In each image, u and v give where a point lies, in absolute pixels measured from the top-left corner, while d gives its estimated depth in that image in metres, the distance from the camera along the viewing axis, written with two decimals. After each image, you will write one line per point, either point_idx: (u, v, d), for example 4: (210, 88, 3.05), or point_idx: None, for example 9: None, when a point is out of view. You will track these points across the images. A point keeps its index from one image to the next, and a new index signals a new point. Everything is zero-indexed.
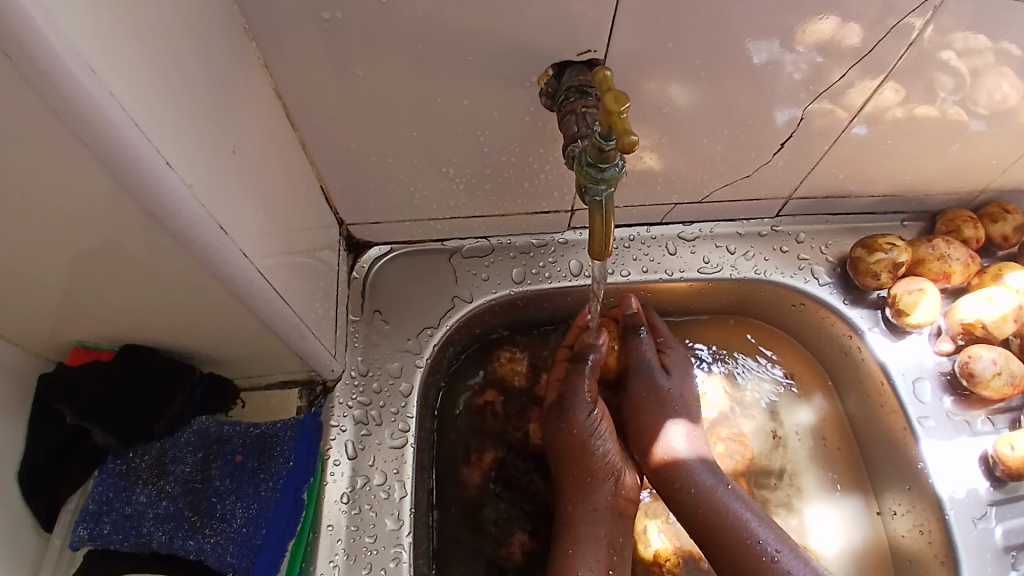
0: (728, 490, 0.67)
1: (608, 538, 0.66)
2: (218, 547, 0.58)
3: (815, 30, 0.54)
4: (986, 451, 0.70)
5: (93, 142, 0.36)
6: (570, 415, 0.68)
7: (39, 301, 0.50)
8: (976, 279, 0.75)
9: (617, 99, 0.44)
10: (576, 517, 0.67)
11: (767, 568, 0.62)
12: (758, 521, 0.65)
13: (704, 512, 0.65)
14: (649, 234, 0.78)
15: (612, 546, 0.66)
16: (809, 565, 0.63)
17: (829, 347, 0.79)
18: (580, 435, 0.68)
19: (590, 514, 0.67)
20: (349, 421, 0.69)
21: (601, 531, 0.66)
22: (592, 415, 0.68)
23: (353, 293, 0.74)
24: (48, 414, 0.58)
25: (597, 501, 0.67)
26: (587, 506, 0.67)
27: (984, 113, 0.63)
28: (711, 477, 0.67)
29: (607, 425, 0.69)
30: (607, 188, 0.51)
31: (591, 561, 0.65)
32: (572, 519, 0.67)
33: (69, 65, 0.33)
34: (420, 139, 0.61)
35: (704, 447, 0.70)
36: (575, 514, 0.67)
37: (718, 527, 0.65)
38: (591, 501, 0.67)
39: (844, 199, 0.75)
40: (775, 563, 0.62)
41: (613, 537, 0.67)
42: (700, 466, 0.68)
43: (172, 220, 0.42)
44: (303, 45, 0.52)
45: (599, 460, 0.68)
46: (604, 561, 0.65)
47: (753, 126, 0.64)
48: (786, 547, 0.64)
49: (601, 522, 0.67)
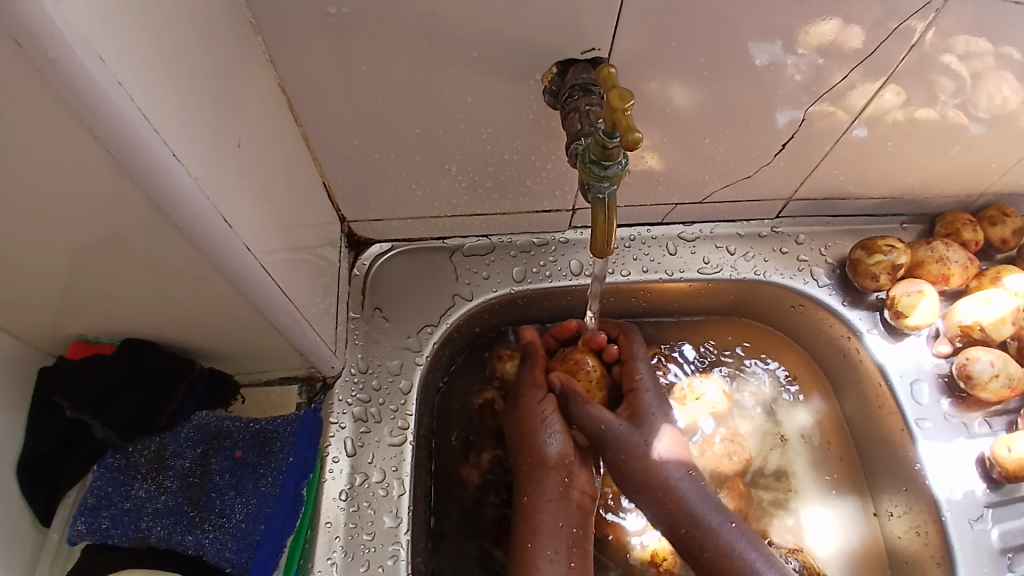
0: (731, 526, 0.63)
1: (567, 529, 0.65)
2: (216, 542, 0.58)
3: (817, 33, 0.54)
4: (983, 453, 0.70)
5: (101, 132, 0.36)
6: (527, 402, 0.69)
7: (41, 293, 0.50)
8: (974, 282, 0.75)
9: (621, 96, 0.45)
10: (532, 508, 0.66)
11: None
12: (764, 562, 0.62)
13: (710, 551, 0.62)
14: (649, 234, 0.78)
15: (571, 539, 0.65)
16: None
17: (827, 348, 0.79)
18: (534, 421, 0.68)
19: (545, 504, 0.66)
20: (349, 418, 0.68)
21: (559, 522, 0.65)
22: (545, 403, 0.69)
23: (353, 290, 0.74)
24: (48, 406, 0.58)
25: (553, 491, 0.66)
26: (541, 497, 0.66)
27: (984, 116, 0.63)
28: (713, 514, 0.64)
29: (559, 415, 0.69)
30: (610, 186, 0.52)
31: (549, 553, 0.64)
32: (529, 510, 0.66)
33: (80, 55, 0.33)
34: (423, 136, 0.61)
35: (695, 468, 0.66)
36: (531, 504, 0.66)
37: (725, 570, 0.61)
38: (545, 490, 0.66)
39: (845, 201, 0.76)
40: None
41: (572, 528, 0.65)
42: (703, 502, 0.64)
43: (176, 211, 0.42)
44: (307, 41, 0.52)
45: (550, 450, 0.67)
46: (564, 554, 0.64)
47: (755, 127, 0.64)
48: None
49: (560, 512, 0.66)
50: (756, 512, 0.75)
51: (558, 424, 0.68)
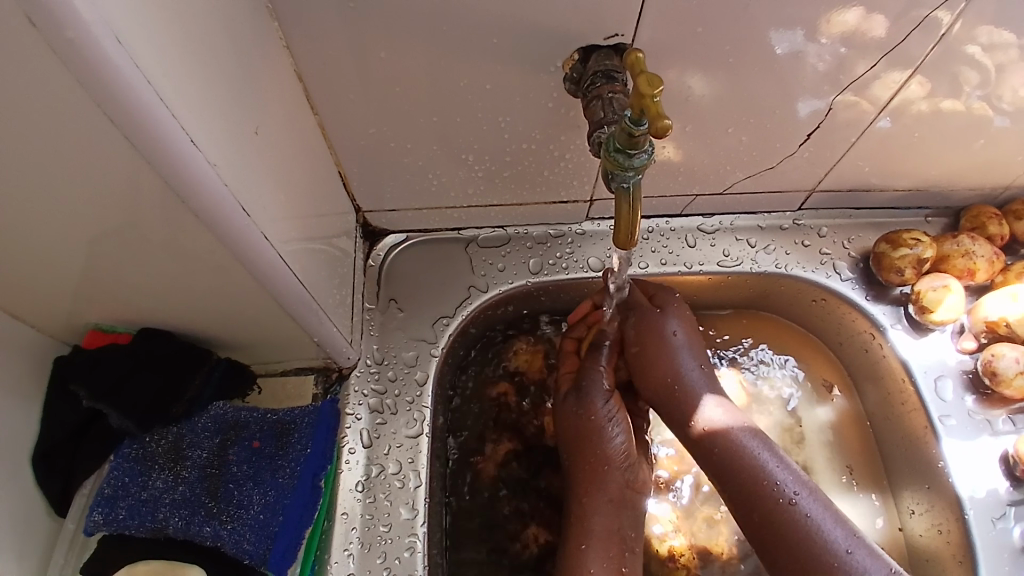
0: (797, 485, 0.62)
1: (621, 531, 0.64)
2: (234, 533, 0.58)
3: (840, 22, 0.53)
4: (1006, 451, 0.69)
5: (117, 116, 0.35)
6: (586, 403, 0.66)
7: (57, 282, 0.50)
8: (999, 277, 0.74)
9: (650, 81, 0.44)
10: (588, 509, 0.64)
11: (842, 569, 0.58)
12: (825, 510, 0.61)
13: (768, 508, 0.61)
14: (668, 226, 0.77)
15: (625, 542, 0.64)
16: (875, 554, 0.60)
17: (848, 342, 0.78)
18: (597, 421, 0.65)
19: (604, 505, 0.64)
20: (365, 409, 0.68)
21: (612, 526, 0.64)
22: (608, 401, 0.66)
23: (369, 281, 0.73)
24: (64, 396, 0.58)
25: (612, 491, 0.65)
26: (601, 497, 0.64)
27: (1008, 109, 0.61)
28: (794, 483, 0.62)
29: (622, 414, 0.67)
30: (635, 175, 0.50)
31: (603, 556, 0.62)
32: (582, 510, 0.64)
33: (97, 35, 0.32)
34: (439, 125, 0.60)
35: (771, 440, 0.65)
36: (588, 505, 0.64)
37: (791, 529, 0.60)
38: (605, 491, 0.64)
39: (867, 193, 0.74)
40: (845, 555, 0.59)
41: (626, 531, 0.64)
42: (773, 460, 0.63)
43: (195, 198, 0.41)
44: (323, 26, 0.51)
45: (612, 454, 0.65)
46: (618, 558, 0.62)
47: (778, 118, 0.62)
48: (856, 541, 0.60)
49: (613, 514, 0.64)
50: None
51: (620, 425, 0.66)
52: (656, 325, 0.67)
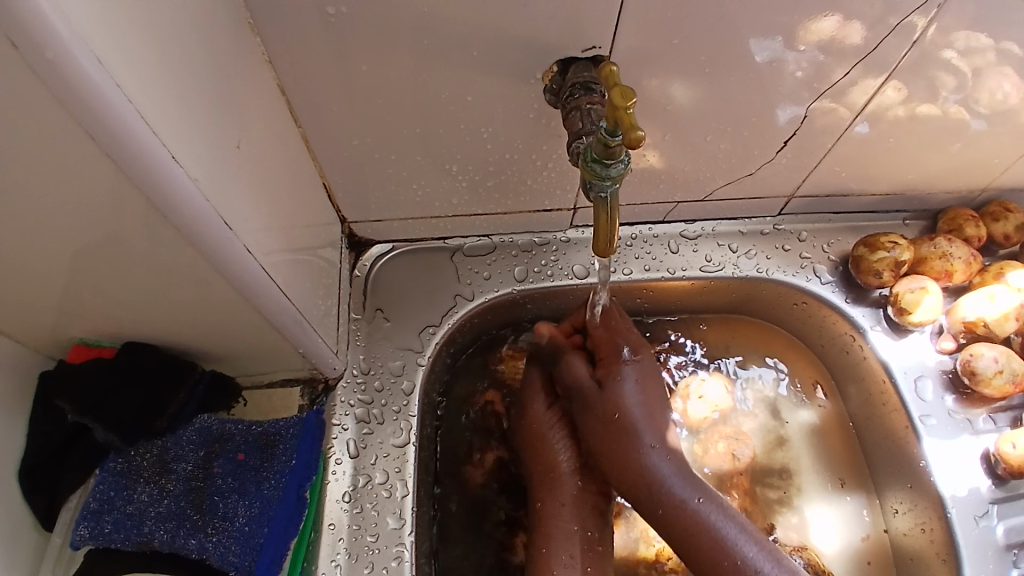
0: (764, 555, 0.61)
1: (582, 534, 0.64)
2: (220, 546, 0.58)
3: (817, 29, 0.54)
4: (988, 450, 0.70)
5: (100, 135, 0.36)
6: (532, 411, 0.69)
7: (42, 297, 0.50)
8: (977, 278, 0.75)
9: (623, 94, 0.45)
10: (545, 514, 0.65)
11: None
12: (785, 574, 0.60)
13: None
14: (651, 232, 0.78)
15: (587, 542, 0.64)
16: None
17: (829, 344, 0.79)
18: (540, 428, 0.68)
19: (558, 510, 0.65)
20: (352, 419, 0.68)
21: (573, 525, 0.64)
22: (551, 410, 0.68)
23: (355, 291, 0.74)
24: (49, 410, 0.58)
25: (567, 496, 0.65)
26: (553, 502, 0.65)
27: (984, 112, 0.63)
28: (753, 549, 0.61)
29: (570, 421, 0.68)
30: (612, 184, 0.51)
31: (566, 558, 0.63)
32: (543, 516, 0.65)
33: (79, 58, 0.33)
34: (423, 136, 0.61)
35: (725, 503, 0.63)
36: (545, 511, 0.66)
37: None
38: (558, 496, 0.65)
39: (846, 197, 0.75)
40: None
41: (588, 532, 0.65)
42: (729, 527, 0.61)
43: (176, 214, 0.42)
44: (306, 40, 0.52)
45: (559, 461, 0.66)
46: (580, 558, 0.63)
47: (757, 124, 0.63)
48: None
49: (573, 517, 0.65)
50: (761, 510, 0.75)
51: (564, 435, 0.67)
52: (614, 398, 0.64)
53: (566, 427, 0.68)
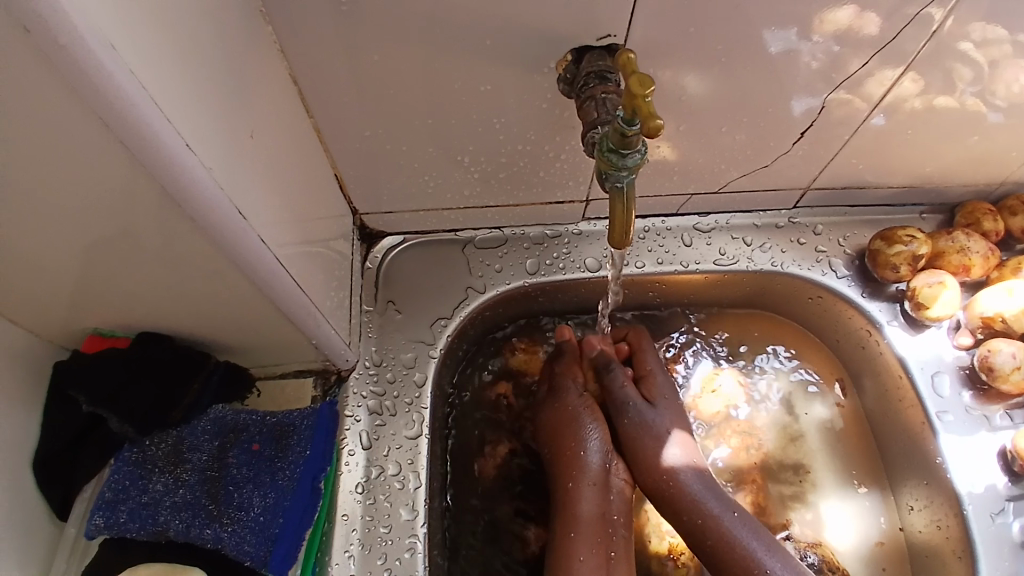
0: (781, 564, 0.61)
1: (603, 519, 0.64)
2: (235, 536, 0.58)
3: (832, 20, 0.53)
4: (1005, 446, 0.69)
5: (113, 123, 0.36)
6: (566, 395, 0.69)
7: (58, 289, 0.50)
8: (995, 273, 0.74)
9: (641, 82, 0.45)
10: (573, 495, 0.64)
11: None
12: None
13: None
14: (664, 225, 0.77)
15: (608, 530, 0.64)
16: None
17: (845, 339, 0.78)
18: (571, 411, 0.68)
19: (585, 492, 0.65)
20: (364, 411, 0.68)
21: (596, 515, 0.64)
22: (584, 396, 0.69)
23: (367, 283, 0.74)
24: (64, 400, 0.58)
25: (591, 479, 0.65)
26: (581, 483, 0.65)
27: (1002, 104, 0.62)
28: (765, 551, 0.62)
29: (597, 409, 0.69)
30: (628, 174, 0.51)
31: (589, 543, 0.62)
32: (566, 499, 0.65)
33: (91, 45, 0.32)
34: (435, 127, 0.61)
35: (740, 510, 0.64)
36: (573, 492, 0.65)
37: None
38: (584, 479, 0.65)
39: (863, 190, 0.74)
40: None
41: (608, 520, 0.64)
42: (746, 531, 0.63)
43: (190, 204, 0.42)
44: (318, 31, 0.51)
45: (586, 447, 0.66)
46: (602, 545, 0.63)
47: (772, 116, 0.63)
48: None
49: (596, 502, 0.65)
50: (773, 505, 0.75)
51: (595, 417, 0.68)
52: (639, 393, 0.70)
53: (596, 414, 0.68)
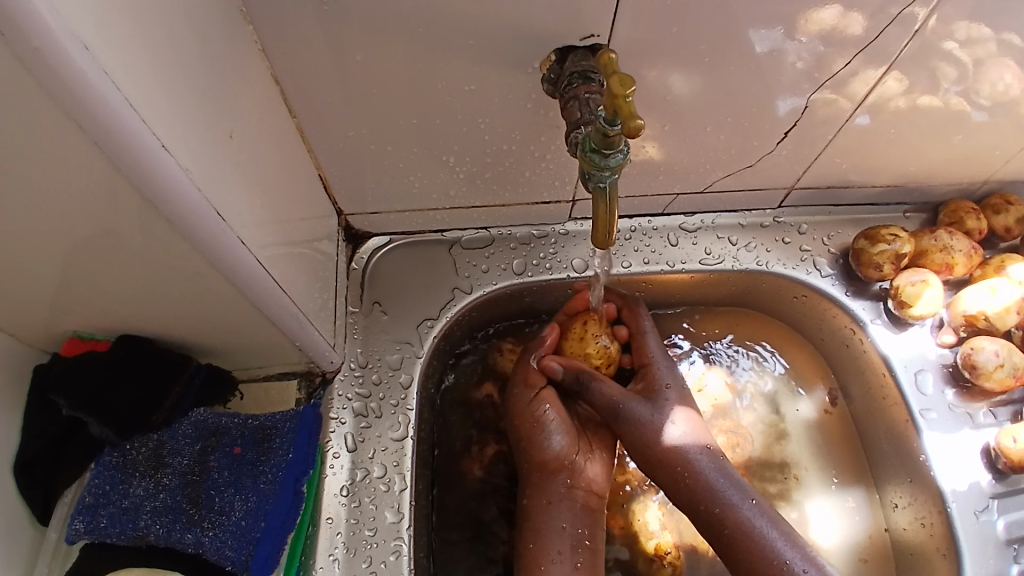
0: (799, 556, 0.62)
1: (572, 531, 0.65)
2: (216, 540, 0.58)
3: (817, 19, 0.53)
4: (988, 444, 0.70)
5: (88, 125, 0.35)
6: (519, 404, 0.68)
7: (36, 291, 0.49)
8: (978, 271, 0.74)
9: (622, 82, 0.44)
10: (534, 509, 0.66)
11: None
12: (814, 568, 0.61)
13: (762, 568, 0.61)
14: (650, 225, 0.78)
15: (576, 539, 0.65)
16: None
17: (830, 338, 0.79)
18: (531, 421, 0.67)
19: (547, 507, 0.65)
20: (349, 413, 0.68)
21: (563, 522, 0.65)
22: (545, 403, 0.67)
23: (352, 284, 0.73)
24: (44, 404, 0.58)
25: (554, 493, 0.66)
26: (541, 500, 0.66)
27: (985, 104, 0.62)
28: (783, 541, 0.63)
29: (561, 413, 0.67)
30: (611, 175, 0.51)
31: (555, 554, 0.64)
32: (530, 511, 0.66)
33: (65, 45, 0.32)
34: (420, 127, 0.60)
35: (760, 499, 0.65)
36: (534, 509, 0.66)
37: None
38: (546, 493, 0.66)
39: (848, 189, 0.75)
40: None
41: (580, 529, 0.65)
42: (763, 519, 0.63)
43: (166, 204, 0.41)
44: (300, 30, 0.51)
45: (551, 453, 0.66)
46: (570, 555, 0.64)
47: (757, 115, 0.63)
48: None
49: (564, 513, 0.65)
50: None
51: (558, 424, 0.66)
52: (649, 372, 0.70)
53: (559, 418, 0.67)
